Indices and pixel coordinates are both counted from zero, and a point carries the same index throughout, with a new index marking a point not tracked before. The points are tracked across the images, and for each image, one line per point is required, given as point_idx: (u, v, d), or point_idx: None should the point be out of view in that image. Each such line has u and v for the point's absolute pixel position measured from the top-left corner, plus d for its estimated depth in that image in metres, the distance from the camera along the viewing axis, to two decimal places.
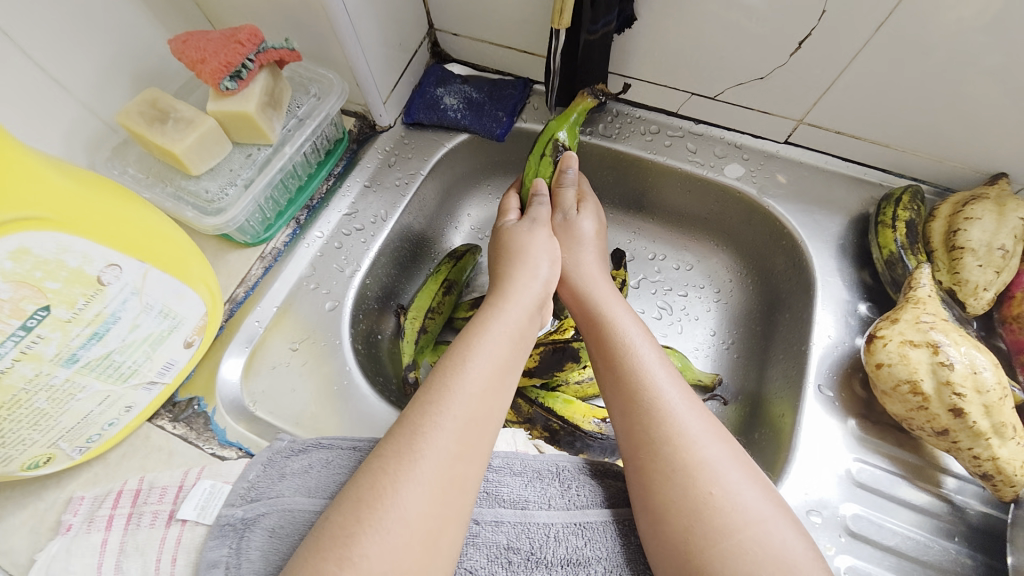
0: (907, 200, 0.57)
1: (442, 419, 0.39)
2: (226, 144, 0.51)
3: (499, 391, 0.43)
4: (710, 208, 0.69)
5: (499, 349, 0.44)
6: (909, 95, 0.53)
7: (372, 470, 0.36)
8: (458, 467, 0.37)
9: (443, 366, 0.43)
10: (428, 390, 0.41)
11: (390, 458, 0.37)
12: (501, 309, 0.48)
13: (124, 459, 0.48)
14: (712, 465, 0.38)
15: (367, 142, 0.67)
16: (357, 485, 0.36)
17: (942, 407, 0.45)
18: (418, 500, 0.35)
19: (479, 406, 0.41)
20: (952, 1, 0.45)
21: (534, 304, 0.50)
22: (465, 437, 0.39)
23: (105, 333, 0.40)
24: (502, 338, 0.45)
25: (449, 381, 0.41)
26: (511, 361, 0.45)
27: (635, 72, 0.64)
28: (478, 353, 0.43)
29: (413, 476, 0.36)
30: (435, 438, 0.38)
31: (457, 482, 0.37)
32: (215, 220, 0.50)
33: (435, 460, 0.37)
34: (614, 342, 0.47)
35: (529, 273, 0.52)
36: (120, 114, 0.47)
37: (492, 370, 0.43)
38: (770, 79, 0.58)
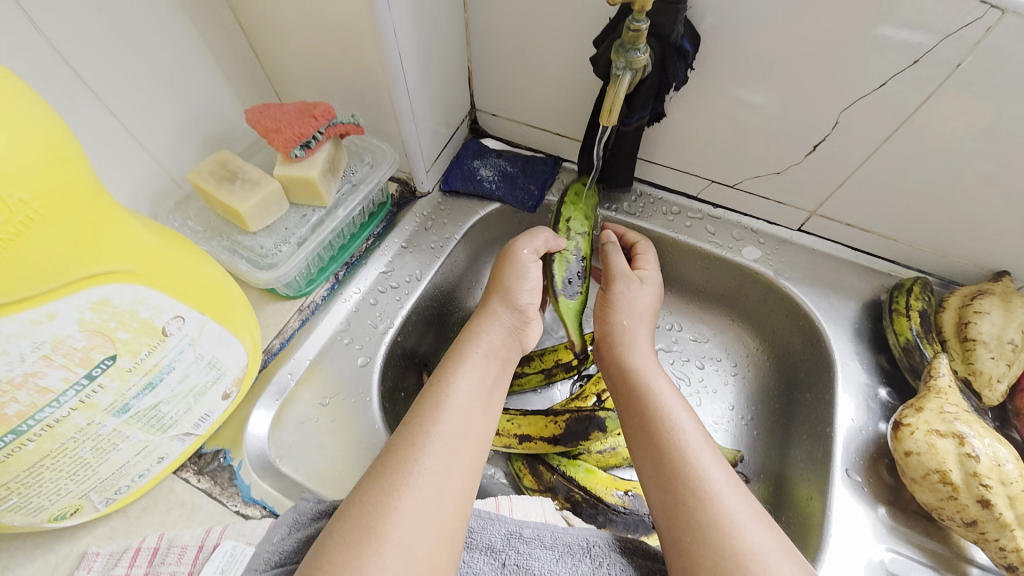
0: (917, 291, 0.60)
1: (428, 442, 0.41)
2: (284, 205, 0.54)
3: (482, 412, 0.45)
4: (727, 285, 0.72)
5: (486, 370, 0.48)
6: (914, 197, 0.58)
7: (369, 495, 0.38)
8: (449, 481, 0.40)
9: (430, 391, 0.45)
10: (416, 415, 0.43)
11: (379, 479, 0.39)
12: (480, 337, 0.51)
13: (144, 513, 0.47)
14: (760, 555, 0.38)
15: (407, 206, 0.70)
16: (356, 507, 0.38)
17: (971, 498, 0.45)
18: (418, 518, 0.37)
19: (466, 425, 0.43)
20: (947, 117, 0.50)
21: (510, 331, 0.53)
22: (453, 453, 0.41)
23: (157, 383, 0.41)
24: (479, 363, 0.48)
25: (435, 407, 0.43)
26: (488, 383, 0.47)
27: (660, 158, 0.69)
28: (459, 379, 0.46)
29: (411, 497, 0.38)
30: (422, 459, 0.40)
31: (454, 497, 0.40)
32: (267, 275, 0.52)
33: (425, 478, 0.39)
34: (657, 414, 0.47)
35: (503, 304, 0.54)
36: (192, 172, 0.51)
37: (474, 394, 0.45)
38: (786, 173, 0.63)
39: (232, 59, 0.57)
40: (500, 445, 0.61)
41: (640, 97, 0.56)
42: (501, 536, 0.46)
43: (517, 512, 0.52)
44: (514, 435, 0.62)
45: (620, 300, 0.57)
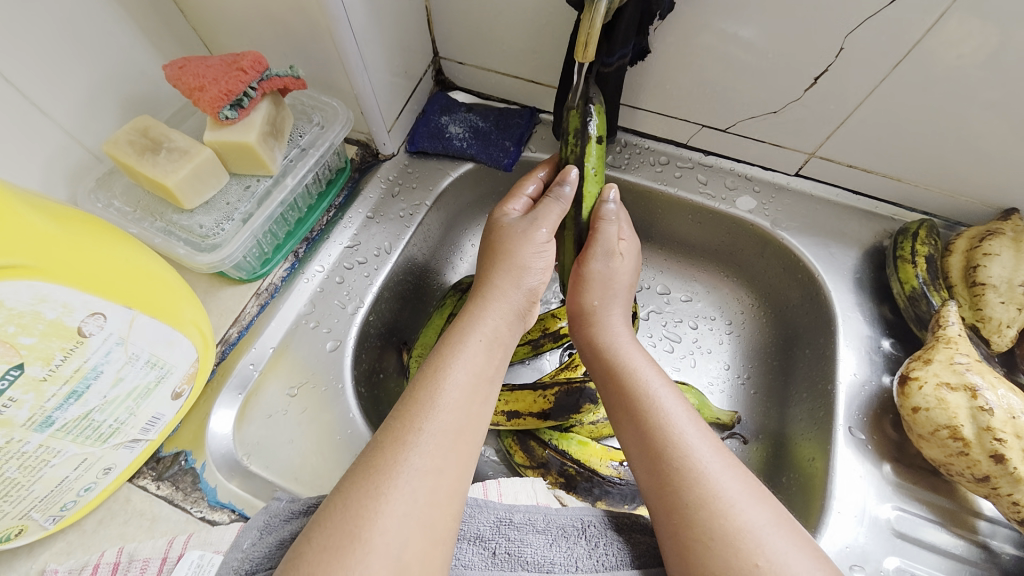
0: (923, 235, 0.57)
1: (420, 440, 0.36)
2: (223, 176, 0.47)
3: (482, 405, 0.40)
4: (721, 240, 0.68)
5: (486, 357, 0.42)
6: (923, 133, 0.53)
7: (352, 497, 0.33)
8: (442, 483, 0.35)
9: (423, 382, 0.39)
10: (406, 409, 0.38)
11: (363, 480, 0.34)
12: (479, 318, 0.45)
13: (101, 526, 0.43)
14: (753, 532, 0.35)
15: (370, 171, 0.64)
16: (336, 511, 0.33)
17: (984, 453, 0.43)
18: (406, 522, 0.33)
19: (463, 420, 0.38)
20: (962, 39, 0.44)
21: (512, 311, 0.47)
22: (448, 451, 0.36)
23: (84, 390, 0.36)
24: (479, 349, 0.42)
25: (429, 400, 0.38)
26: (489, 372, 0.42)
27: (646, 103, 0.63)
28: (456, 368, 0.40)
29: (399, 500, 0.33)
30: (413, 458, 0.35)
31: (446, 499, 0.35)
32: (209, 258, 0.46)
33: (414, 479, 0.34)
34: (636, 393, 0.44)
35: (513, 282, 0.48)
36: (107, 143, 0.43)
37: (473, 385, 0.40)
38: (784, 112, 0.57)
39: (145, 7, 0.49)
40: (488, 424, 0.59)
41: (621, 32, 0.49)
42: (490, 524, 0.43)
43: (507, 496, 0.49)
44: (502, 413, 0.59)
45: (596, 277, 0.51)
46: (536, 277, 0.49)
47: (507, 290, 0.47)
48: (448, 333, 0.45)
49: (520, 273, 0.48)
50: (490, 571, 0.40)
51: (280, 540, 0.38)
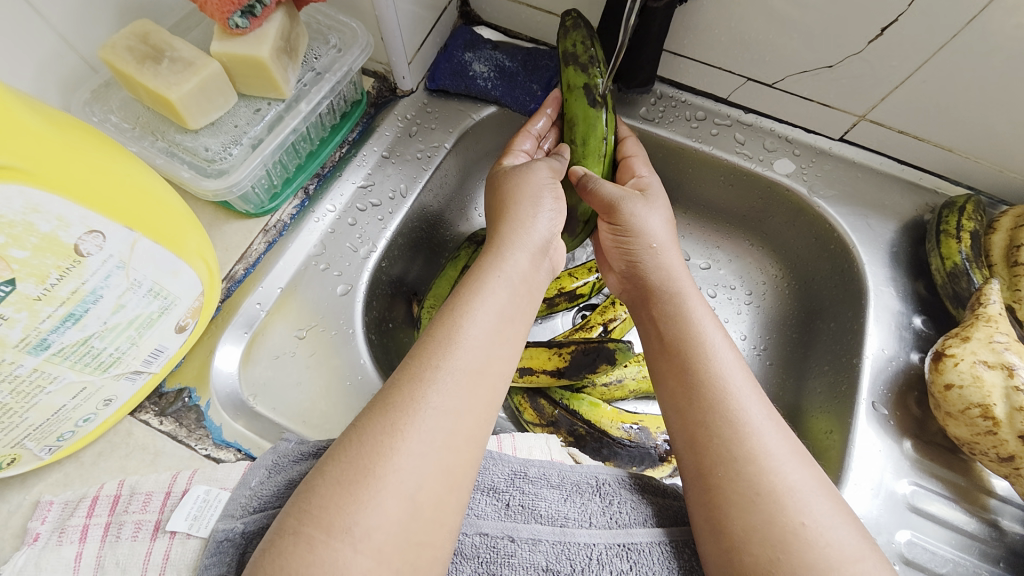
0: (969, 210, 0.54)
1: (437, 378, 0.34)
2: (231, 96, 0.43)
3: (503, 345, 0.38)
4: (752, 205, 0.65)
5: (510, 295, 0.40)
6: (986, 100, 0.49)
7: (372, 435, 0.31)
8: (460, 425, 0.33)
9: (442, 321, 0.37)
10: (424, 346, 0.36)
11: (378, 417, 0.32)
12: (500, 257, 0.42)
13: (100, 459, 0.42)
14: (800, 494, 0.35)
15: (387, 107, 0.59)
16: (358, 449, 0.31)
17: (1013, 432, 0.42)
18: (425, 466, 0.31)
19: (481, 359, 0.36)
20: None
21: (536, 249, 0.45)
22: (472, 400, 0.34)
23: (83, 314, 0.33)
24: (501, 289, 0.40)
25: (447, 337, 0.36)
26: (512, 312, 0.40)
27: (689, 50, 0.57)
28: (475, 307, 0.38)
29: (420, 442, 0.31)
30: (426, 394, 0.33)
31: (466, 444, 0.33)
32: (216, 184, 0.43)
33: (430, 419, 0.32)
34: (694, 344, 0.42)
35: (534, 217, 0.46)
36: (104, 49, 0.39)
37: (495, 325, 0.38)
38: (839, 68, 0.52)
39: None
40: None
41: None
42: (504, 476, 0.42)
43: (521, 451, 0.48)
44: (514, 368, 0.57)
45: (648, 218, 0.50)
46: (549, 218, 0.47)
47: (530, 231, 0.45)
48: (468, 272, 0.42)
49: (536, 205, 0.47)
50: (503, 521, 0.40)
51: (290, 480, 0.37)
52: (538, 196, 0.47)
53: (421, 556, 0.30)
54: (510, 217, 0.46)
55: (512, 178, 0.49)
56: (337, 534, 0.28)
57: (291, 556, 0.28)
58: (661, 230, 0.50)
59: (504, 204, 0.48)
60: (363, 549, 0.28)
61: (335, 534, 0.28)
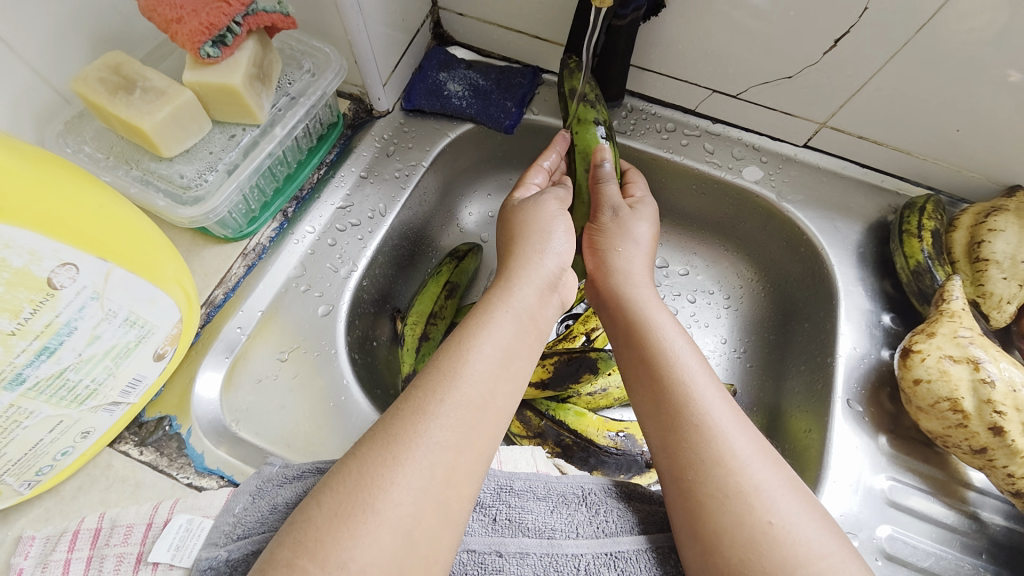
0: (929, 210, 0.56)
1: (445, 415, 0.34)
2: (205, 123, 0.44)
3: (511, 381, 0.38)
4: (724, 211, 0.66)
5: (519, 331, 0.41)
6: (937, 105, 0.52)
7: (354, 457, 0.32)
8: (460, 461, 0.33)
9: (447, 354, 0.38)
10: (429, 379, 0.36)
11: (382, 451, 0.32)
12: (509, 291, 0.43)
13: (80, 492, 0.41)
14: (768, 493, 0.36)
15: (364, 128, 0.60)
16: (342, 473, 0.31)
17: (984, 425, 0.44)
18: (408, 485, 0.31)
19: (488, 395, 0.36)
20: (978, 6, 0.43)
21: (545, 284, 0.46)
22: (455, 418, 0.34)
23: (57, 347, 0.33)
24: (508, 322, 0.41)
25: (453, 371, 0.36)
26: (519, 348, 0.40)
27: (656, 64, 0.60)
28: (484, 342, 0.38)
29: (401, 461, 0.32)
30: (436, 434, 0.33)
31: (449, 462, 0.33)
32: (192, 211, 0.43)
33: (435, 455, 0.32)
34: (659, 350, 0.43)
35: (539, 251, 0.47)
36: (76, 81, 0.39)
37: (502, 361, 0.38)
38: (798, 78, 0.55)
39: None
40: None
41: None
42: (490, 491, 0.42)
43: (507, 464, 0.48)
44: None
45: (614, 231, 0.51)
46: (556, 253, 0.47)
47: (537, 265, 0.46)
48: (476, 306, 0.43)
49: (542, 239, 0.48)
50: (490, 536, 0.40)
51: (273, 505, 0.37)
52: (546, 228, 0.48)
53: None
54: (516, 253, 0.47)
55: (518, 213, 0.50)
56: (332, 569, 0.28)
57: None
58: (627, 239, 0.51)
59: (511, 237, 0.49)
60: (347, 573, 0.28)
61: (330, 569, 0.28)
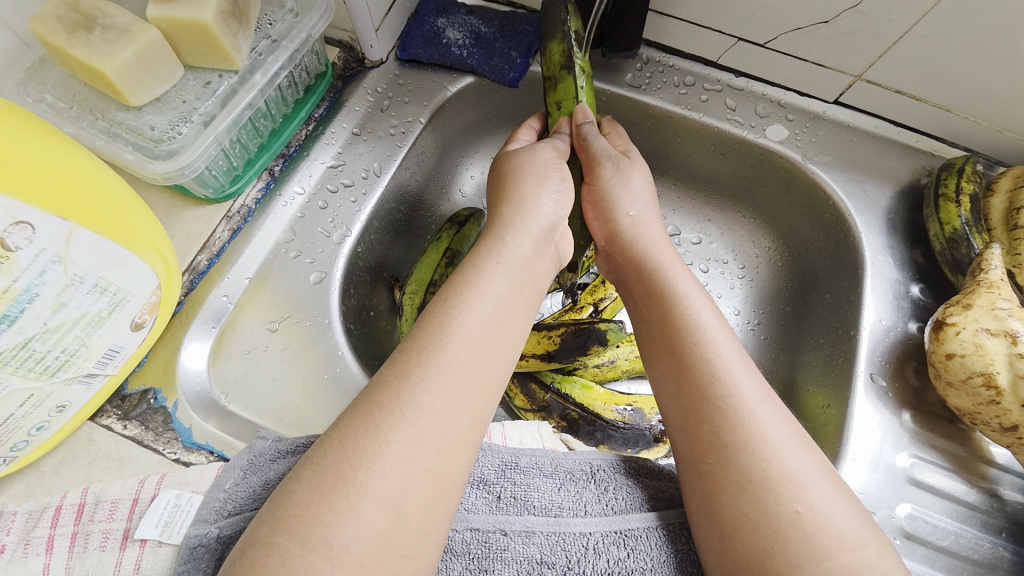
0: (968, 172, 0.52)
1: (428, 377, 0.31)
2: (176, 68, 0.39)
3: (504, 338, 0.35)
4: (743, 174, 0.62)
5: (511, 284, 0.38)
6: (989, 56, 0.46)
7: (348, 436, 0.29)
8: (451, 427, 0.31)
9: (433, 313, 0.35)
10: (414, 341, 0.33)
11: (367, 422, 0.30)
12: (500, 243, 0.40)
13: (62, 468, 0.39)
14: (798, 480, 0.33)
15: (355, 80, 0.55)
16: (332, 449, 0.29)
17: (1016, 402, 0.41)
18: (406, 467, 0.29)
19: (480, 359, 0.33)
20: None
21: (540, 233, 0.42)
22: (458, 396, 0.32)
23: (18, 315, 0.30)
24: (498, 276, 0.37)
25: (439, 331, 0.33)
26: (512, 302, 0.37)
27: (677, 9, 0.54)
28: (472, 298, 0.35)
29: (399, 443, 0.29)
30: (420, 396, 0.30)
31: (451, 444, 0.31)
32: (166, 165, 0.39)
33: (423, 421, 0.30)
34: (685, 325, 0.40)
35: (531, 195, 0.43)
36: (30, 19, 0.35)
37: (493, 317, 0.35)
38: (836, 23, 0.49)
39: None
40: None
41: None
42: (494, 467, 0.40)
43: (512, 440, 0.46)
44: None
45: (614, 188, 0.48)
46: (551, 199, 0.44)
47: (532, 213, 0.43)
48: (465, 259, 0.39)
49: (537, 184, 0.44)
50: (494, 514, 0.38)
51: (266, 480, 0.35)
52: (543, 176, 0.45)
53: (405, 569, 0.28)
54: (509, 201, 0.43)
55: (517, 159, 0.46)
56: (313, 548, 0.26)
57: (262, 567, 0.26)
58: (633, 200, 0.48)
59: (502, 186, 0.45)
60: (340, 560, 0.26)
61: (310, 546, 0.26)
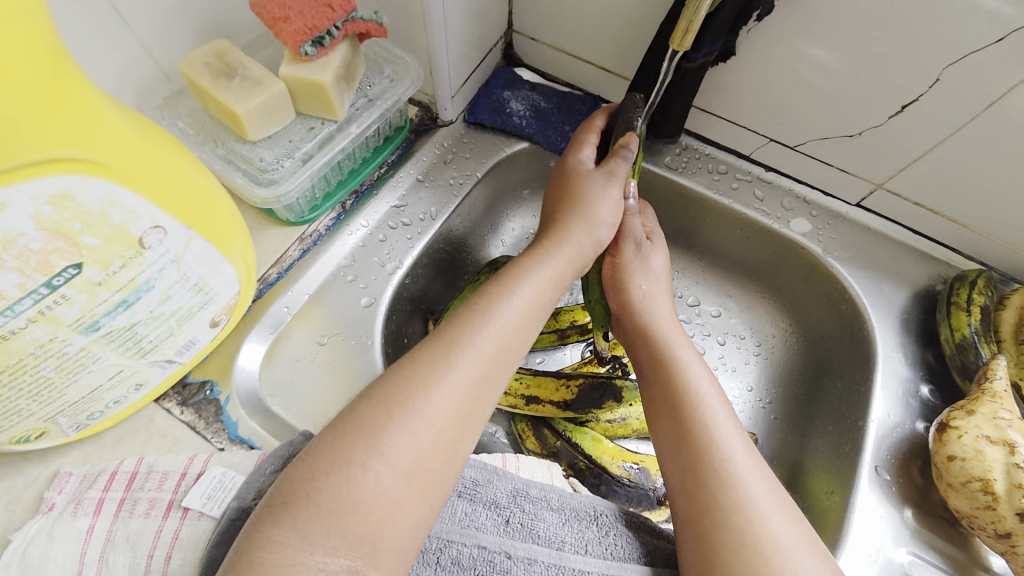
0: (980, 285, 0.55)
1: (450, 373, 0.38)
2: (290, 113, 0.47)
3: (514, 351, 0.42)
4: (766, 259, 0.66)
5: (532, 309, 0.44)
6: (999, 182, 0.51)
7: (378, 404, 0.36)
8: (460, 417, 0.38)
9: (462, 319, 0.42)
10: (442, 339, 0.40)
11: (389, 392, 0.37)
12: (536, 266, 0.46)
13: (120, 442, 0.44)
14: (784, 547, 0.36)
15: (426, 134, 0.63)
16: (360, 413, 0.36)
17: (1011, 509, 0.42)
18: (417, 441, 0.35)
19: (493, 365, 0.40)
20: None
21: (576, 264, 0.48)
22: (470, 390, 0.38)
23: (134, 301, 0.36)
24: (526, 297, 0.44)
25: (466, 338, 0.40)
26: (531, 323, 0.44)
27: (718, 107, 0.61)
28: (500, 312, 0.42)
29: (415, 421, 0.36)
30: (439, 391, 0.37)
31: (456, 430, 0.37)
32: (266, 192, 0.46)
33: (435, 408, 0.36)
34: (684, 392, 0.43)
35: (584, 230, 0.49)
36: (183, 62, 0.43)
37: (512, 327, 0.42)
38: (861, 137, 0.55)
39: None
40: (505, 405, 0.58)
41: (711, 30, 0.48)
42: (506, 493, 0.44)
43: (524, 472, 0.48)
44: (522, 397, 0.58)
45: (632, 263, 0.52)
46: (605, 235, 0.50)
47: (576, 243, 0.48)
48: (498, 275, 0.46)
49: (588, 222, 0.49)
50: (501, 537, 0.41)
51: None
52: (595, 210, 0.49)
53: None
54: (562, 230, 0.49)
55: (576, 187, 0.51)
56: None
57: None
58: (653, 274, 0.52)
59: (562, 208, 0.50)
60: None
61: None
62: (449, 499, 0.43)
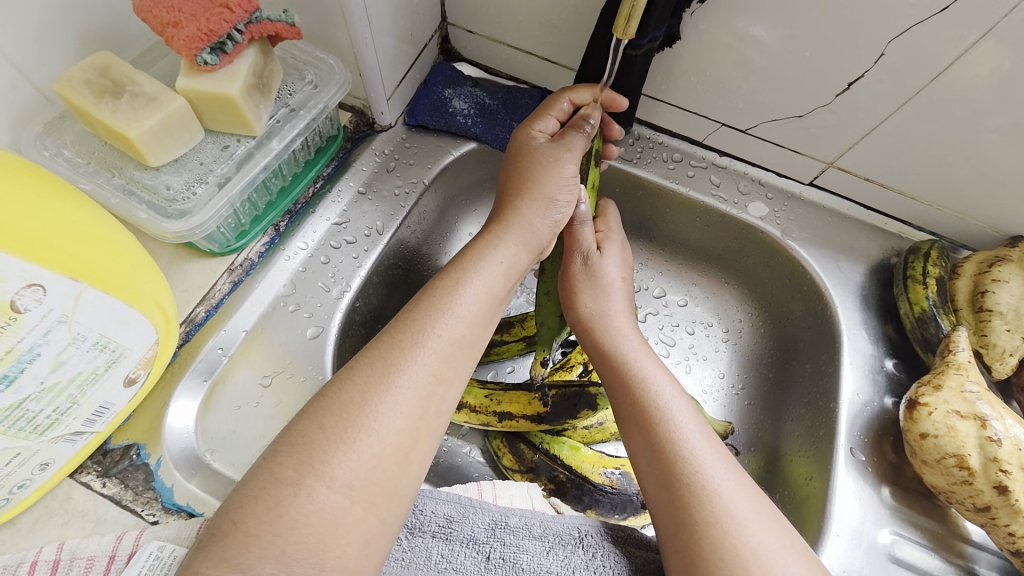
0: (934, 256, 0.56)
1: (398, 381, 0.34)
2: (197, 132, 0.41)
3: (471, 347, 0.38)
4: (727, 245, 0.65)
5: (488, 297, 0.41)
6: (943, 154, 0.52)
7: (324, 422, 0.32)
8: (417, 426, 0.34)
9: (408, 319, 0.37)
10: (388, 342, 0.36)
11: (335, 406, 0.32)
12: (486, 249, 0.43)
13: (36, 526, 0.38)
14: (766, 556, 0.34)
15: (364, 142, 0.58)
16: (300, 432, 0.31)
17: (988, 483, 0.43)
18: (365, 454, 0.31)
19: (444, 365, 0.36)
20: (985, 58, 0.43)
21: (532, 246, 0.45)
22: (423, 397, 0.34)
23: (16, 375, 0.30)
24: (478, 284, 0.40)
25: (412, 340, 0.36)
26: (486, 313, 0.40)
27: (667, 94, 0.58)
28: (452, 305, 0.38)
29: (361, 441, 0.31)
30: (387, 402, 0.33)
31: (409, 438, 0.33)
32: (177, 226, 0.40)
33: (385, 419, 0.32)
34: (649, 405, 0.42)
35: (539, 209, 0.45)
36: (59, 82, 0.37)
37: (464, 319, 0.38)
38: (809, 117, 0.54)
39: None
40: (478, 423, 0.55)
41: (654, 17, 0.45)
42: (484, 526, 0.41)
43: (502, 499, 0.46)
44: (494, 413, 0.55)
45: (582, 279, 0.50)
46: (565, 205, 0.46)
47: (530, 223, 0.45)
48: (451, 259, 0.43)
49: (544, 196, 0.46)
50: None
51: None
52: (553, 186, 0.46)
53: None
54: (514, 209, 0.45)
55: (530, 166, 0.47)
56: None
57: None
58: (613, 284, 0.50)
59: (513, 189, 0.47)
60: None
61: None
62: (423, 541, 0.40)
